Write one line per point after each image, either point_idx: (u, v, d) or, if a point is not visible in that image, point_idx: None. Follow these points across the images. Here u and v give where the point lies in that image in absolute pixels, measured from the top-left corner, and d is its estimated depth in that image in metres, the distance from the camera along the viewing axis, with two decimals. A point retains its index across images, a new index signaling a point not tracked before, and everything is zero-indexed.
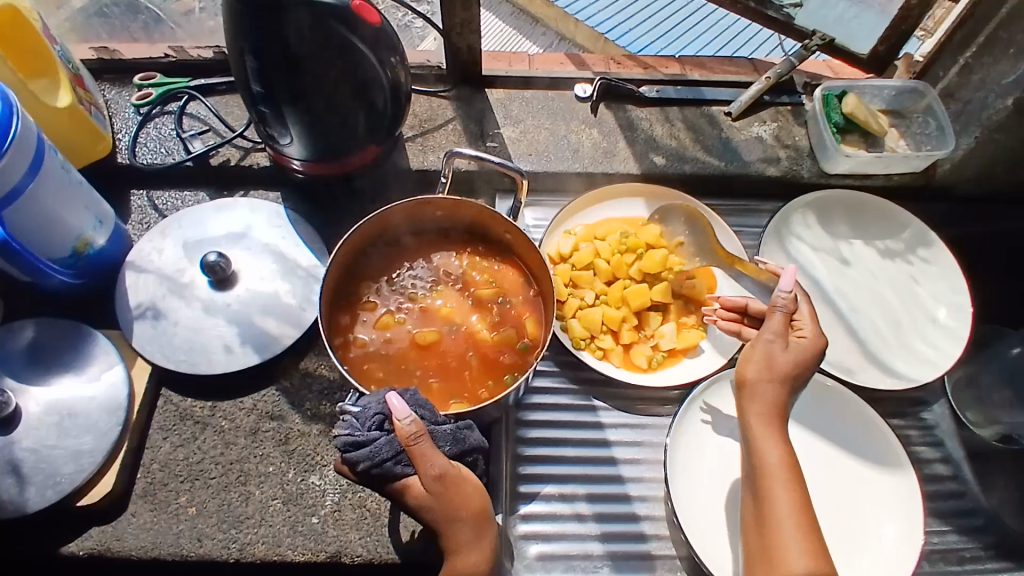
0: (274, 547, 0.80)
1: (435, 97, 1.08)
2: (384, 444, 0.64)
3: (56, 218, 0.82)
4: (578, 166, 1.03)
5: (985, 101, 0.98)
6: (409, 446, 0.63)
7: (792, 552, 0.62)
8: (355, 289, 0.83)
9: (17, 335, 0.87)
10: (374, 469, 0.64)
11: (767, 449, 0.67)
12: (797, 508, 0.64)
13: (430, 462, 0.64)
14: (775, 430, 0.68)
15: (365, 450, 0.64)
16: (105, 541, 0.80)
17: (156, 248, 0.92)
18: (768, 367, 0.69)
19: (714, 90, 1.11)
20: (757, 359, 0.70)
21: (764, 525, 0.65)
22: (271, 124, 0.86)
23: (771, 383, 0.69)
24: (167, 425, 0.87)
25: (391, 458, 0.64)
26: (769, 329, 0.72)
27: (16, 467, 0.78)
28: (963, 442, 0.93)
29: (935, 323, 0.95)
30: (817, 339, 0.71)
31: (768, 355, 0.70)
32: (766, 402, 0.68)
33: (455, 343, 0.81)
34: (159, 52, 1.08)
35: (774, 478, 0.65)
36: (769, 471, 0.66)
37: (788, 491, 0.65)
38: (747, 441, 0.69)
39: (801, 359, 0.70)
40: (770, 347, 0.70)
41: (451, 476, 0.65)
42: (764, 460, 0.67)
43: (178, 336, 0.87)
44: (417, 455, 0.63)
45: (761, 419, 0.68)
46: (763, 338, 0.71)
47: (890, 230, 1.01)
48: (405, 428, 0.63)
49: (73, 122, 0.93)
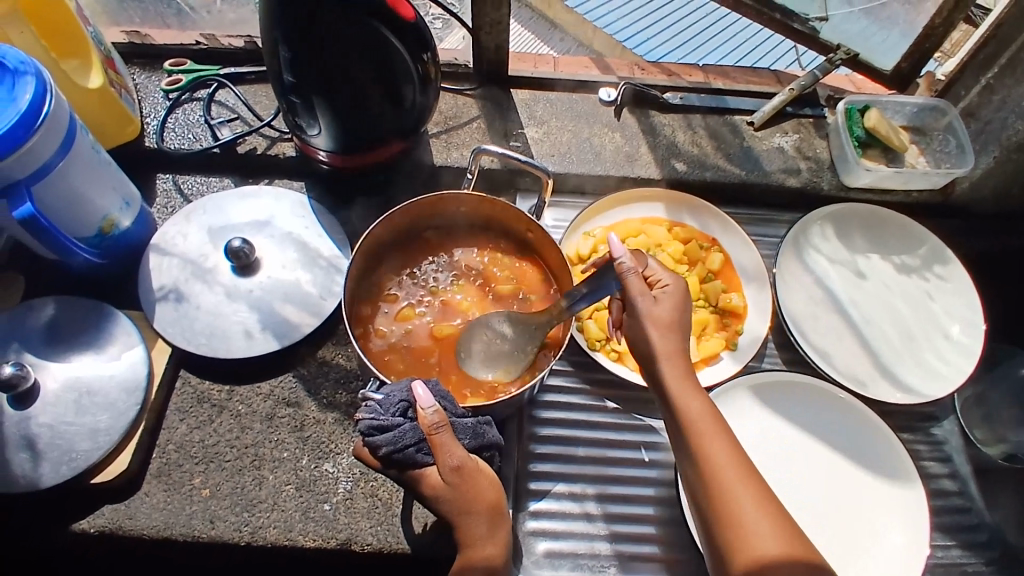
0: (285, 531, 0.81)
1: (461, 95, 1.09)
2: (408, 430, 0.66)
3: (83, 198, 0.83)
4: (600, 169, 1.04)
5: (1005, 122, 0.99)
6: (431, 435, 0.64)
7: (744, 503, 0.64)
8: (377, 280, 0.83)
9: (38, 311, 0.87)
10: (396, 455, 0.65)
11: (692, 404, 0.69)
12: (734, 456, 0.66)
13: (449, 453, 0.64)
14: (690, 386, 0.70)
15: (388, 435, 0.65)
16: (117, 520, 0.81)
17: (181, 232, 0.93)
18: (657, 324, 0.71)
19: (738, 99, 1.12)
20: (642, 322, 0.71)
21: (708, 485, 0.65)
22: (300, 114, 0.87)
23: (669, 337, 0.71)
24: (183, 407, 0.88)
25: (414, 445, 0.66)
26: (633, 293, 0.71)
27: (32, 443, 0.79)
28: (971, 458, 0.93)
29: (948, 339, 0.95)
30: (677, 285, 0.73)
31: (649, 314, 0.71)
32: (672, 357, 0.71)
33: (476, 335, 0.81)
34: (190, 39, 1.09)
35: (704, 429, 0.67)
36: (695, 421, 0.68)
37: (724, 442, 0.67)
38: (668, 401, 0.70)
39: (678, 311, 0.72)
40: (647, 307, 0.71)
41: (468, 470, 0.65)
42: (688, 413, 0.68)
43: (200, 319, 0.88)
44: (437, 444, 0.64)
45: (677, 375, 0.70)
46: (632, 302, 0.71)
47: (908, 245, 1.02)
48: (428, 417, 0.63)
49: (102, 103, 0.94)
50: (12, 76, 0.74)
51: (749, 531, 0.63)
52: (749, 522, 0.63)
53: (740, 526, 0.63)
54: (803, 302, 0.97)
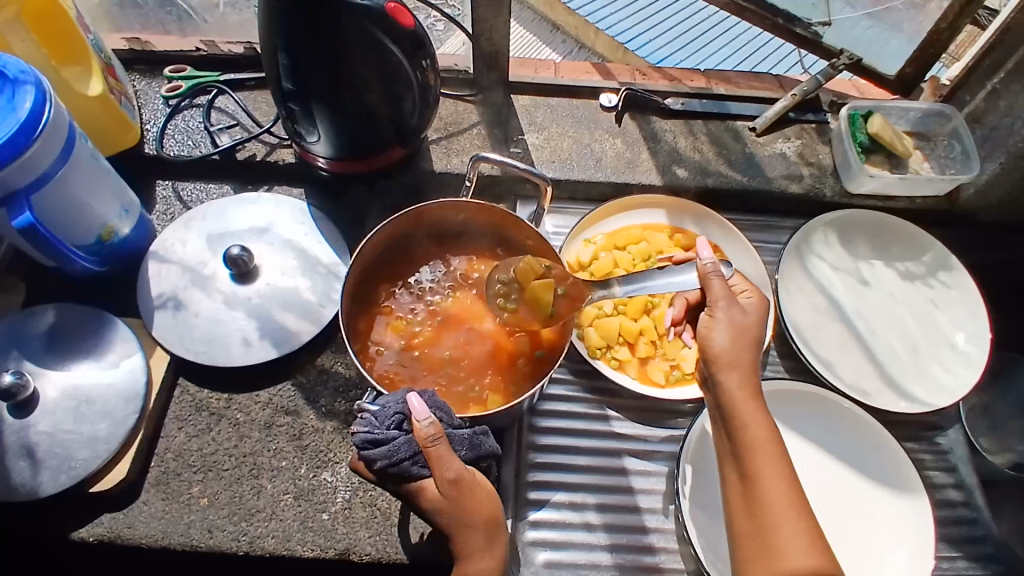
0: (284, 542, 0.80)
1: (461, 101, 1.08)
2: (402, 443, 0.65)
3: (82, 205, 0.83)
4: (601, 175, 1.03)
5: (1012, 128, 0.97)
6: (426, 447, 0.64)
7: (784, 527, 0.62)
8: (372, 293, 0.83)
9: (37, 319, 0.87)
10: (391, 468, 0.65)
11: (753, 421, 0.66)
12: (784, 478, 0.64)
13: (446, 465, 0.64)
14: (754, 404, 0.68)
15: (383, 449, 0.65)
16: (115, 528, 0.80)
17: (180, 239, 0.93)
18: (738, 333, 0.70)
19: (740, 105, 1.11)
20: (725, 327, 0.70)
21: (754, 503, 0.64)
22: (299, 121, 0.87)
23: (745, 353, 0.69)
24: (182, 416, 0.87)
25: (409, 458, 0.65)
26: (718, 297, 0.71)
27: (31, 451, 0.79)
28: (976, 468, 0.92)
29: (952, 348, 0.94)
30: (760, 301, 0.74)
31: (733, 323, 0.70)
32: (742, 370, 0.69)
33: (463, 346, 0.81)
34: (191, 45, 1.09)
35: (758, 447, 0.65)
36: (751, 439, 0.66)
37: (777, 466, 0.64)
38: (728, 413, 0.68)
39: (756, 323, 0.72)
40: (731, 315, 0.71)
41: (465, 482, 0.65)
42: (746, 429, 0.66)
43: (198, 326, 0.88)
44: (434, 457, 0.64)
45: (740, 389, 0.68)
46: (718, 306, 0.71)
47: (911, 253, 1.01)
48: (424, 429, 0.64)
49: (104, 109, 0.94)
50: (12, 85, 0.74)
51: (786, 555, 0.61)
52: (787, 545, 0.61)
53: (778, 546, 0.61)
54: (806, 310, 0.96)
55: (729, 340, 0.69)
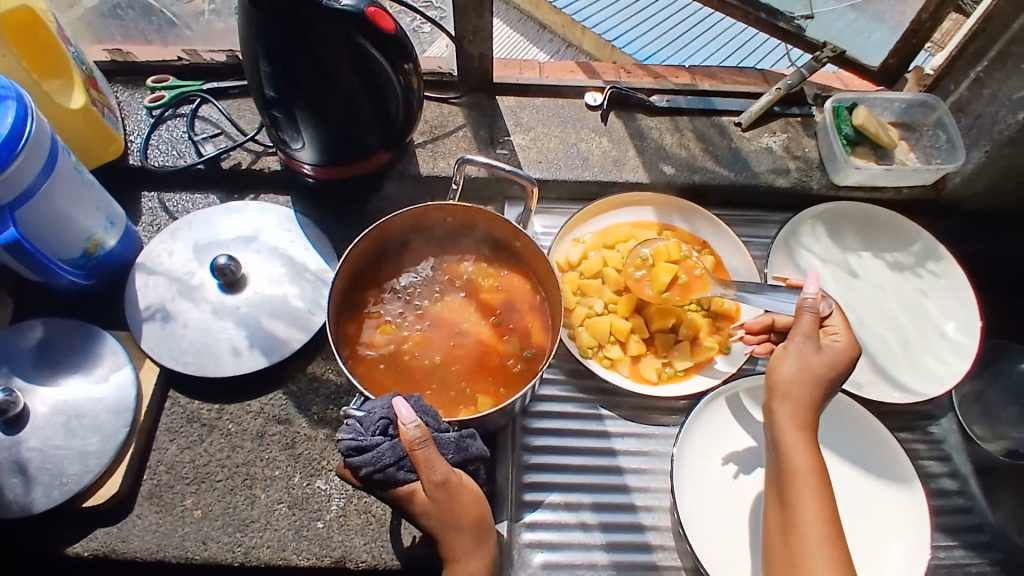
0: (279, 551, 0.80)
1: (446, 104, 1.08)
2: (386, 449, 0.64)
3: (67, 218, 0.83)
4: (588, 174, 1.03)
5: (996, 116, 0.97)
6: (412, 451, 0.63)
7: (817, 563, 0.62)
8: (360, 299, 0.82)
9: (25, 334, 0.87)
10: (377, 474, 0.64)
11: (798, 453, 0.66)
12: (822, 514, 0.64)
13: (432, 468, 0.64)
14: (803, 438, 0.67)
15: (368, 455, 0.64)
16: (109, 543, 0.80)
17: (167, 250, 0.93)
18: (804, 369, 0.69)
19: (725, 100, 1.11)
20: (793, 360, 0.69)
21: (789, 533, 0.64)
22: (283, 128, 0.87)
23: (803, 386, 0.68)
24: (173, 427, 0.87)
25: (394, 463, 0.64)
26: (799, 330, 0.71)
27: (22, 467, 0.78)
28: (970, 456, 0.92)
29: (943, 337, 0.95)
30: (849, 343, 0.71)
31: (801, 356, 0.69)
32: (798, 403, 0.68)
33: (452, 352, 0.80)
34: (173, 54, 1.09)
35: (799, 481, 0.65)
36: (794, 472, 0.66)
37: (815, 499, 0.64)
38: (775, 442, 0.68)
39: (834, 363, 0.69)
40: (802, 349, 0.70)
41: (452, 484, 0.65)
42: (791, 461, 0.66)
43: (186, 337, 0.87)
44: (420, 460, 0.63)
45: (790, 421, 0.67)
46: (795, 339, 0.71)
47: (899, 244, 1.01)
48: (410, 433, 0.63)
49: (86, 122, 0.93)
50: None
51: None
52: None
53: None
54: None
55: (793, 373, 0.69)
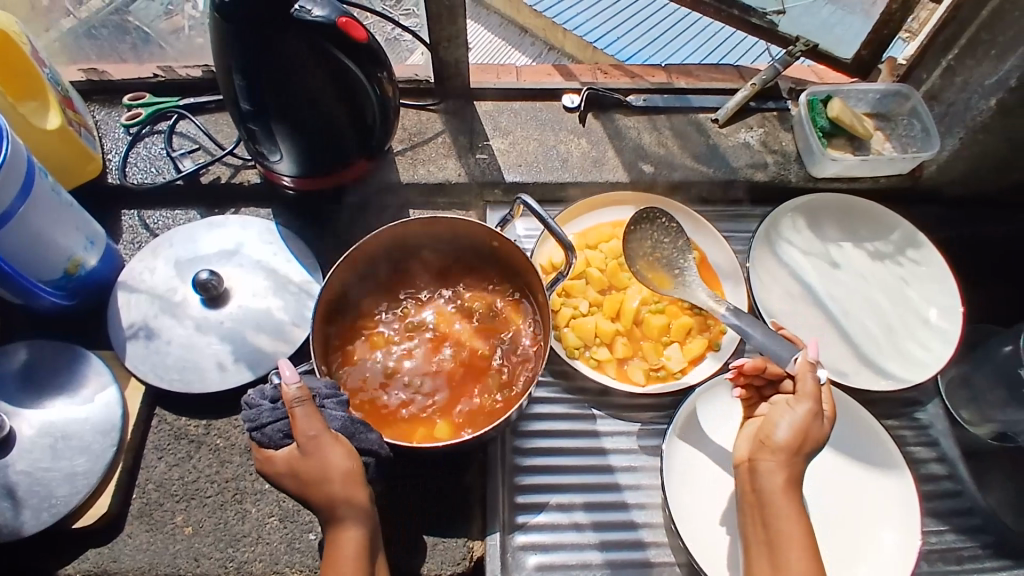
0: (272, 564, 0.80)
1: (424, 110, 1.09)
2: (266, 410, 0.66)
3: (49, 241, 0.82)
4: (568, 175, 1.03)
5: (969, 103, 0.98)
6: (291, 409, 0.64)
7: None
8: (357, 301, 0.83)
9: (10, 357, 0.86)
10: (255, 432, 0.66)
11: (789, 517, 0.67)
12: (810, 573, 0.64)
13: (306, 424, 0.63)
14: (795, 503, 0.68)
15: (250, 412, 0.67)
16: (101, 563, 0.80)
17: (148, 268, 0.93)
18: (800, 434, 0.69)
19: (701, 98, 1.12)
20: (798, 423, 0.69)
21: None
22: (260, 141, 0.87)
23: (799, 456, 0.69)
24: (161, 445, 0.86)
25: (271, 424, 0.66)
26: (807, 399, 0.70)
27: (11, 491, 0.78)
28: (958, 441, 0.93)
29: (926, 324, 0.95)
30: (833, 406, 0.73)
31: (808, 425, 0.69)
32: (789, 470, 0.69)
33: (433, 371, 0.80)
34: (148, 71, 1.09)
35: (789, 541, 0.66)
36: (784, 534, 0.67)
37: (803, 560, 0.65)
38: (763, 504, 0.69)
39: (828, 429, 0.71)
40: (814, 420, 0.69)
41: (324, 443, 0.64)
42: (779, 524, 0.67)
43: (171, 354, 0.87)
44: (295, 417, 0.64)
45: (783, 486, 0.68)
46: (808, 408, 0.69)
47: (879, 233, 1.02)
48: (290, 391, 0.64)
49: (63, 143, 0.93)
50: None
51: None
52: None
53: None
54: (779, 294, 0.97)
55: (792, 436, 0.69)
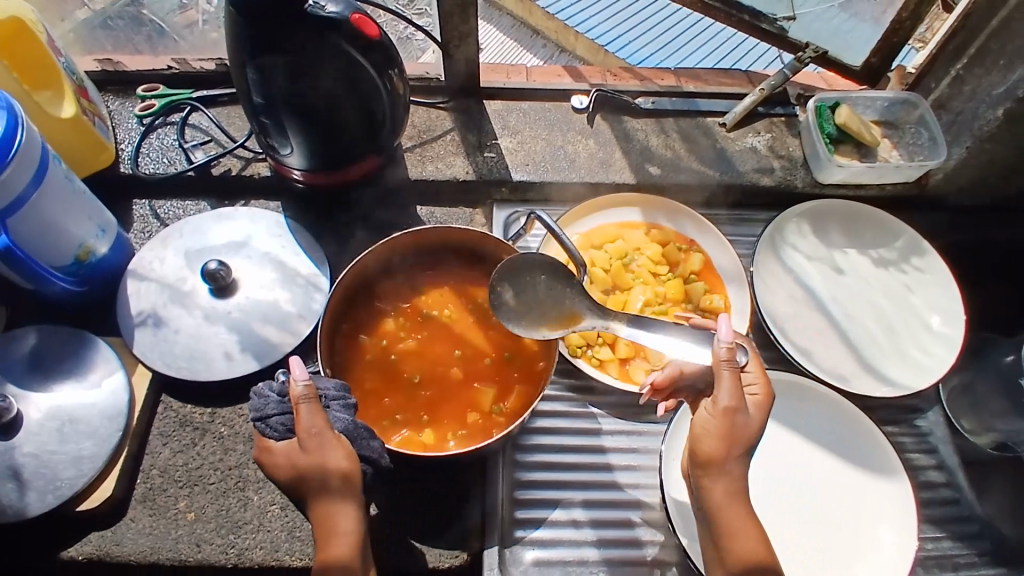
0: (272, 552, 0.81)
1: (434, 108, 1.10)
2: (272, 402, 0.68)
3: (60, 228, 0.83)
4: (575, 176, 1.04)
5: (976, 112, 0.99)
6: (295, 404, 0.65)
7: None
8: (375, 289, 0.85)
9: (19, 342, 0.87)
10: (260, 422, 0.68)
11: (738, 522, 0.65)
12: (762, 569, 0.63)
13: (309, 421, 0.65)
14: (744, 511, 0.65)
15: (258, 403, 0.69)
16: (104, 546, 0.81)
17: (158, 257, 0.94)
18: (729, 437, 0.65)
19: (709, 102, 1.12)
20: (714, 424, 0.65)
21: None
22: (272, 134, 0.88)
23: (736, 458, 0.65)
24: (166, 431, 0.88)
25: (276, 415, 0.68)
26: (725, 395, 0.65)
27: (16, 473, 0.79)
28: (958, 449, 0.93)
29: (929, 331, 0.96)
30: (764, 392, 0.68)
31: (733, 423, 0.65)
32: (732, 475, 0.65)
33: (434, 374, 0.81)
34: (162, 63, 1.10)
35: (737, 539, 0.64)
36: (733, 535, 0.65)
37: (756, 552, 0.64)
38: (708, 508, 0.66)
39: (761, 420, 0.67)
40: (737, 416, 0.65)
41: (324, 442, 0.64)
42: (728, 525, 0.65)
43: (179, 343, 0.88)
44: (299, 413, 0.65)
45: (727, 492, 0.65)
46: (723, 404, 0.65)
47: (884, 239, 1.02)
48: (296, 388, 0.65)
49: (76, 132, 0.94)
50: None
51: None
52: None
53: None
54: (783, 298, 0.98)
55: (720, 441, 0.65)
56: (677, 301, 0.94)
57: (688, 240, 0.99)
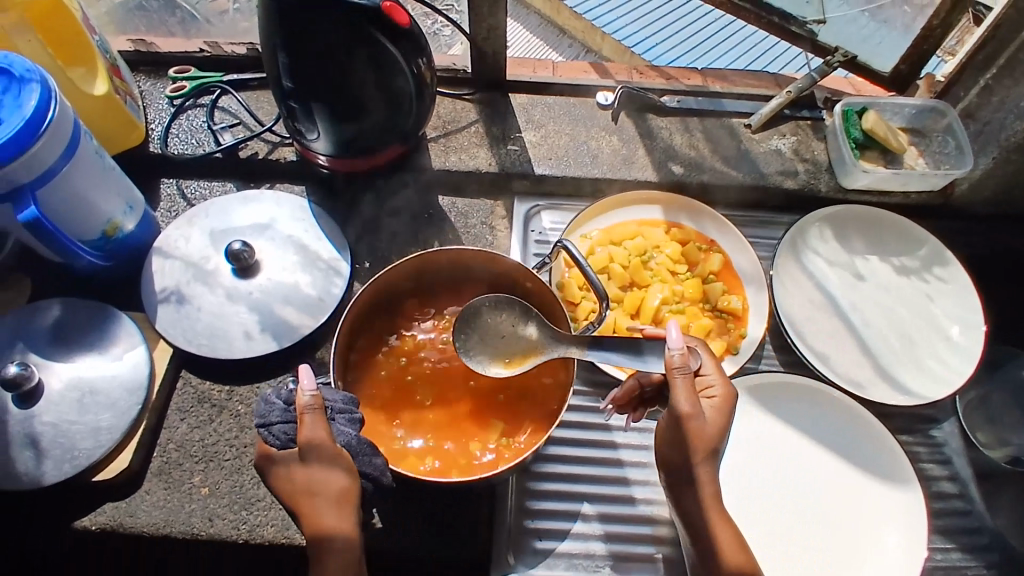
0: (283, 530, 0.82)
1: (459, 100, 1.10)
2: (277, 410, 0.68)
3: (88, 203, 0.85)
4: (597, 172, 1.04)
5: (1004, 122, 0.98)
6: (300, 414, 0.64)
7: None
8: (397, 305, 0.84)
9: (44, 313, 0.89)
10: (263, 428, 0.68)
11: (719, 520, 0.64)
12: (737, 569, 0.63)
13: (312, 434, 0.64)
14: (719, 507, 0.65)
15: (263, 409, 0.68)
16: (118, 517, 0.82)
17: (183, 236, 0.95)
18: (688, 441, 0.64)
19: (735, 102, 1.12)
20: (672, 432, 0.65)
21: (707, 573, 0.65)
22: (299, 119, 0.89)
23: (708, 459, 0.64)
24: (184, 407, 0.89)
25: (279, 423, 0.67)
26: (678, 401, 0.64)
27: (35, 441, 0.81)
28: (972, 461, 0.92)
29: (948, 341, 0.95)
30: (725, 395, 0.67)
31: (690, 426, 0.64)
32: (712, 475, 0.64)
33: (444, 396, 0.79)
34: (194, 46, 1.12)
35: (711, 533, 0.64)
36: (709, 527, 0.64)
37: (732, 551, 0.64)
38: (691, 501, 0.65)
39: (722, 424, 0.65)
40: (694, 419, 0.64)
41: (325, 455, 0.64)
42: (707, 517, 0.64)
43: (201, 320, 0.90)
44: (303, 423, 0.64)
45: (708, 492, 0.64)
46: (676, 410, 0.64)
47: (906, 247, 1.02)
48: (302, 397, 0.64)
49: (108, 109, 0.96)
50: (18, 84, 0.76)
51: None
52: None
53: None
54: (801, 302, 0.97)
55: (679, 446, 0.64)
56: (694, 300, 0.94)
57: (708, 240, 0.99)
